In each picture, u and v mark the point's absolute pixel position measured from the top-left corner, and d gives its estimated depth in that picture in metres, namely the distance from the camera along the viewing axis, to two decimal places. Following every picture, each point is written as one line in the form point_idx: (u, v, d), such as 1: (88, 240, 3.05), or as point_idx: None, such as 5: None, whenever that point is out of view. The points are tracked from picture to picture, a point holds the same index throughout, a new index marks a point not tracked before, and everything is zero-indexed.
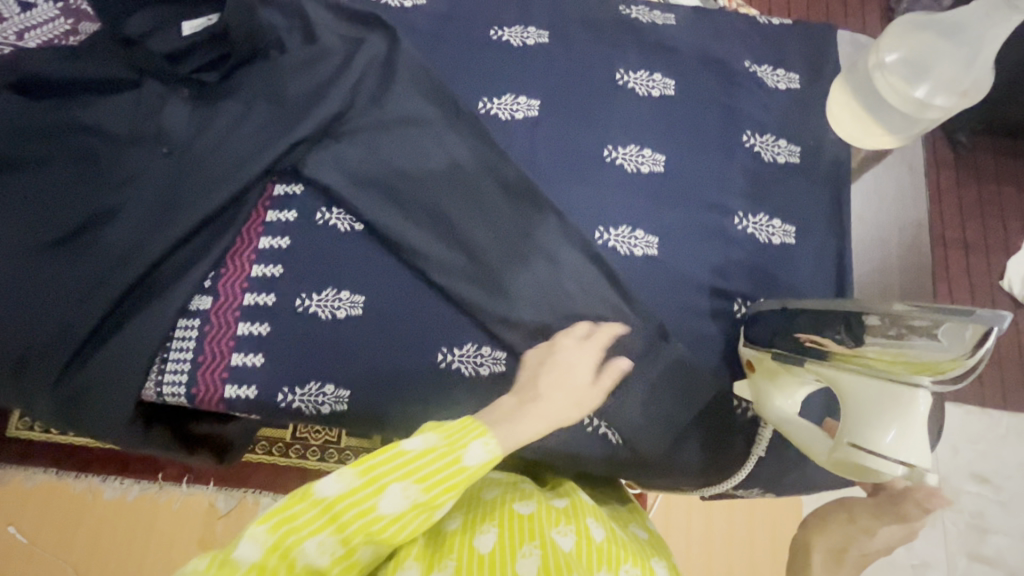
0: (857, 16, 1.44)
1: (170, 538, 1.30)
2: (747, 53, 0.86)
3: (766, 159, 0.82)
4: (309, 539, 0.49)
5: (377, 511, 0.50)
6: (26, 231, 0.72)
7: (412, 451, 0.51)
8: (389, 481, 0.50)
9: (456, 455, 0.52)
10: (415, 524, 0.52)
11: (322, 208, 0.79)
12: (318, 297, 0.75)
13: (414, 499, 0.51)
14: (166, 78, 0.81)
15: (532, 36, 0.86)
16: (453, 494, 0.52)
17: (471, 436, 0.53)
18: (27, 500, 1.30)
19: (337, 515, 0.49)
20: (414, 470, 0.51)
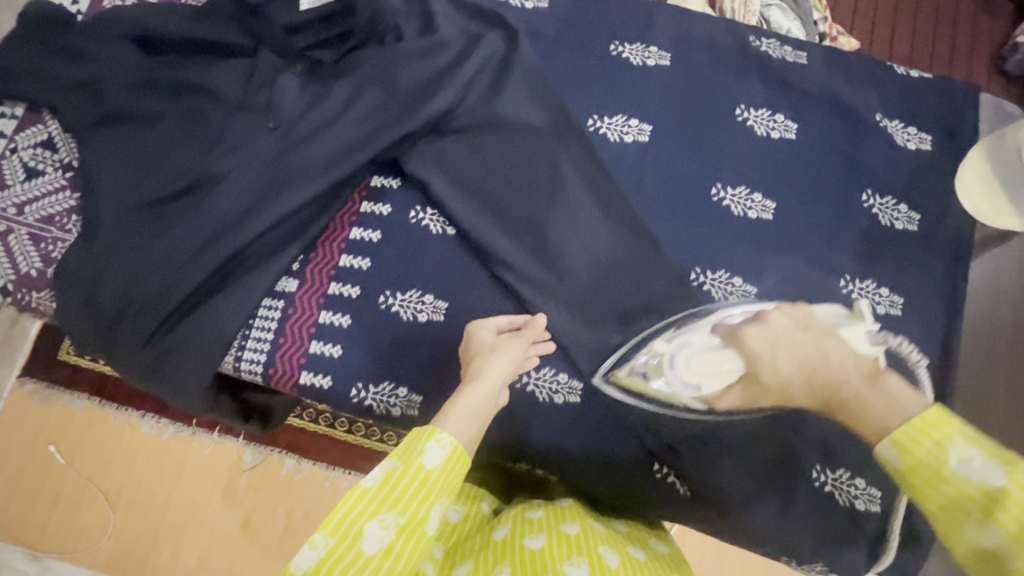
0: (964, 63, 1.40)
1: (195, 485, 1.29)
2: (880, 105, 0.81)
3: (883, 223, 0.77)
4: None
5: (364, 558, 0.49)
6: (130, 188, 0.73)
7: (369, 489, 0.51)
8: (365, 522, 0.50)
9: (417, 470, 0.52)
10: (408, 551, 0.51)
11: (417, 207, 0.80)
12: (402, 296, 0.76)
13: (396, 527, 0.50)
14: (282, 51, 0.79)
15: (653, 56, 0.82)
16: (430, 501, 0.52)
17: (424, 440, 0.53)
18: (69, 424, 1.31)
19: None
20: (383, 501, 0.51)
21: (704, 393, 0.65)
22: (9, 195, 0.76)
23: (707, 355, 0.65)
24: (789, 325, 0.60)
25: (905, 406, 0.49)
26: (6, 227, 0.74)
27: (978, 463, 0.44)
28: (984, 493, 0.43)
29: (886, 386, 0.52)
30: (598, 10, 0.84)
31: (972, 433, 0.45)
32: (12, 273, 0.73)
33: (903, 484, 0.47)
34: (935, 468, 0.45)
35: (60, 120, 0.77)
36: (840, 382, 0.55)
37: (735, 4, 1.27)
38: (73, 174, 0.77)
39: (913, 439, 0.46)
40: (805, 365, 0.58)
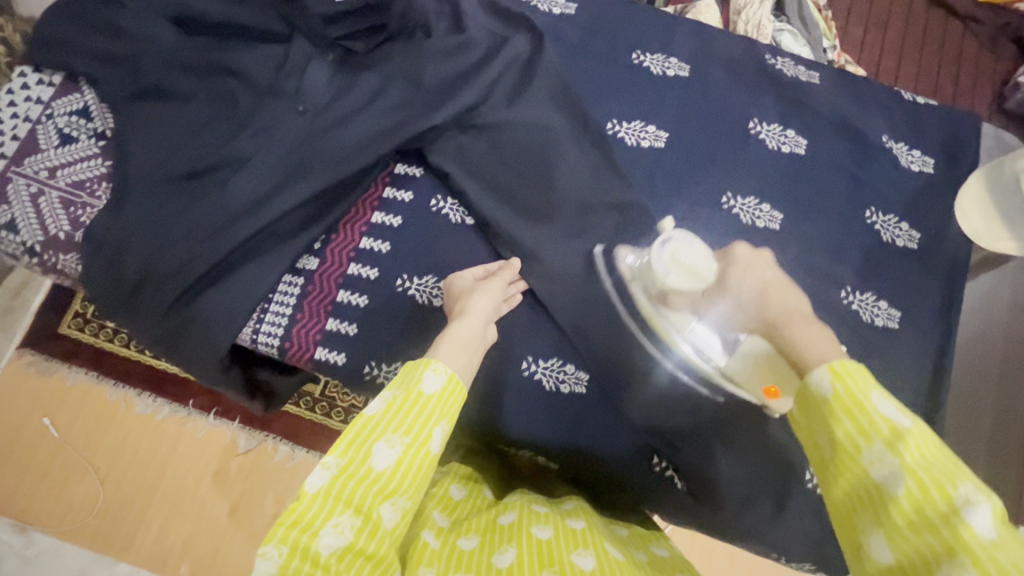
0: (966, 97, 1.44)
1: (188, 466, 1.30)
2: (886, 127, 0.84)
3: (884, 239, 0.80)
4: (326, 526, 0.49)
5: (374, 474, 0.52)
6: (162, 161, 0.76)
7: (373, 415, 0.54)
8: (373, 442, 0.53)
9: (416, 393, 0.55)
10: (414, 468, 0.53)
11: (438, 197, 0.82)
12: (419, 281, 0.78)
13: (402, 447, 0.53)
14: (315, 39, 0.82)
15: (672, 67, 0.86)
16: (432, 422, 0.55)
17: (421, 370, 0.56)
18: (66, 397, 1.32)
19: (340, 496, 0.50)
20: (388, 423, 0.53)
21: (669, 282, 0.68)
22: (43, 158, 0.77)
23: (695, 255, 0.67)
24: (772, 262, 0.63)
25: (832, 354, 0.50)
26: (38, 189, 0.76)
27: (892, 404, 0.45)
28: (891, 429, 0.44)
29: (819, 331, 0.54)
30: (622, 19, 0.88)
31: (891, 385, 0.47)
32: (40, 234, 0.75)
33: (818, 412, 0.48)
34: (856, 400, 0.46)
35: (97, 90, 0.79)
36: (788, 310, 0.57)
37: (748, 27, 1.33)
38: (105, 143, 0.79)
39: (846, 370, 0.47)
40: (764, 284, 0.60)
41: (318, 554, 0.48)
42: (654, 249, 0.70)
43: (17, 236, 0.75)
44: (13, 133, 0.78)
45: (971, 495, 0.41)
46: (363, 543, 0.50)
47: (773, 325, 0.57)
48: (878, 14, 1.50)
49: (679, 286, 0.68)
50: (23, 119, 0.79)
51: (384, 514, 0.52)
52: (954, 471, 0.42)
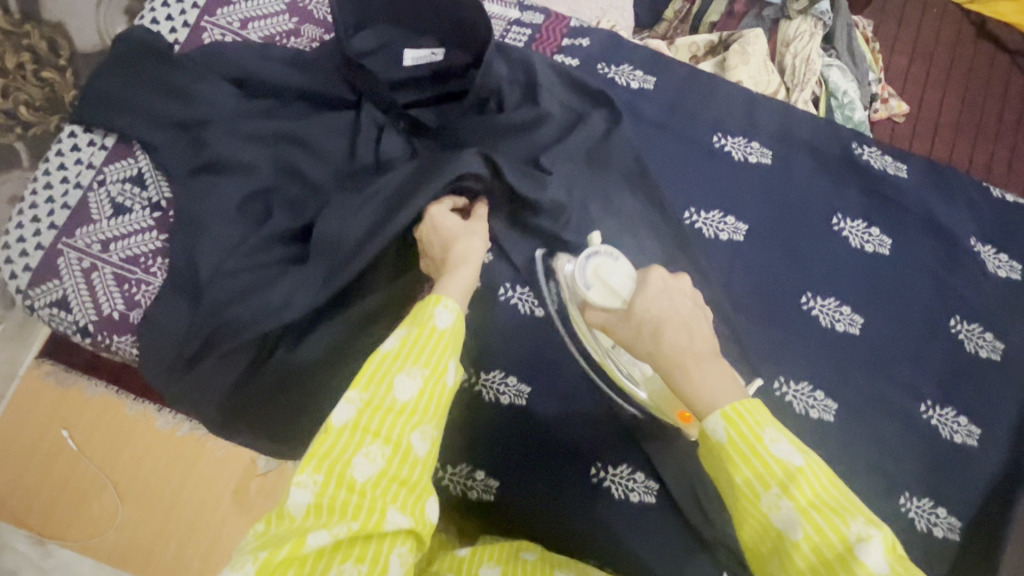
0: (1010, 138, 1.39)
1: (206, 484, 1.18)
2: (973, 228, 0.81)
3: (967, 350, 0.77)
4: (358, 455, 0.48)
5: (400, 404, 0.50)
6: (218, 239, 0.71)
7: (391, 350, 0.52)
8: (393, 374, 0.51)
9: (428, 326, 0.53)
10: (436, 399, 0.52)
11: (506, 283, 0.77)
12: (485, 376, 0.74)
13: (423, 377, 0.52)
14: (386, 107, 0.78)
15: (754, 153, 0.81)
16: (449, 354, 0.54)
17: (433, 305, 0.55)
18: (83, 408, 1.20)
19: (368, 427, 0.48)
20: (406, 356, 0.52)
21: (588, 295, 0.62)
22: (95, 231, 0.74)
23: (621, 271, 0.62)
24: (686, 293, 0.56)
25: (732, 392, 0.49)
26: (91, 264, 0.73)
27: (783, 445, 0.46)
28: (785, 471, 0.45)
29: (713, 374, 0.50)
30: (703, 97, 0.84)
31: (782, 423, 0.47)
32: (93, 313, 0.72)
33: (718, 456, 0.48)
34: (751, 443, 0.46)
35: (153, 158, 0.75)
36: (682, 350, 0.52)
37: (796, 61, 1.29)
38: (160, 215, 0.75)
39: (739, 415, 0.47)
40: (662, 317, 0.54)
41: (354, 480, 0.47)
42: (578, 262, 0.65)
43: (70, 315, 0.72)
44: (64, 202, 0.75)
45: (862, 531, 0.42)
46: (395, 470, 0.48)
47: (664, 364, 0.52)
48: (927, 48, 1.45)
49: (596, 301, 0.61)
50: (74, 186, 0.75)
51: (415, 442, 0.50)
52: (841, 507, 0.43)
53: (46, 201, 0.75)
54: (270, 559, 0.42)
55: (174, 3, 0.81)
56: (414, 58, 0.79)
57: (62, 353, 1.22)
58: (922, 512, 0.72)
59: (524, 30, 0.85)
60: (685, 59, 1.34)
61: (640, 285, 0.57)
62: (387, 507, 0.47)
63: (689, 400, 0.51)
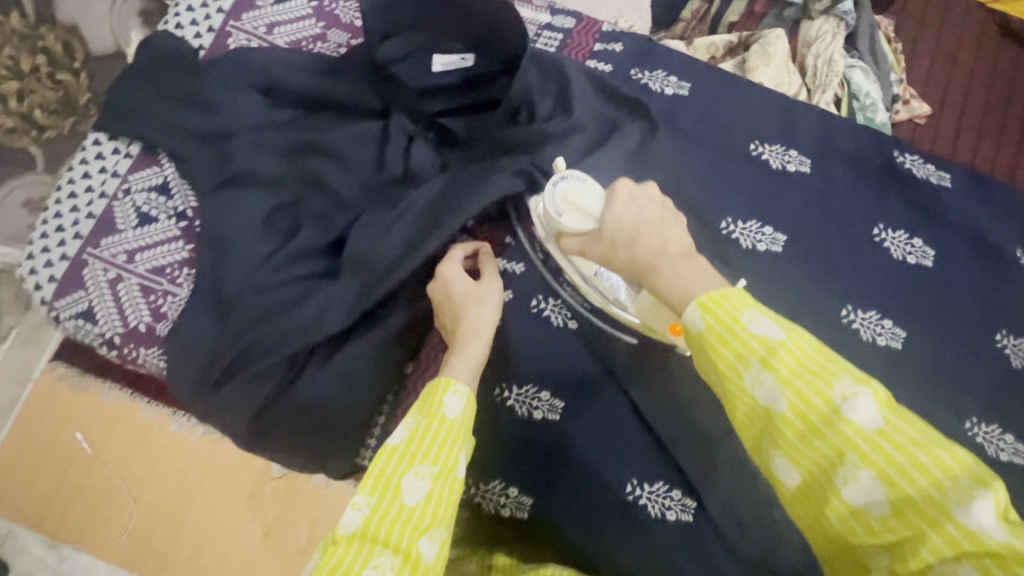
0: None
1: (221, 489, 1.16)
2: (1019, 240, 0.78)
3: (1014, 366, 0.74)
4: (366, 568, 0.44)
5: (408, 509, 0.47)
6: (247, 250, 0.70)
7: (397, 447, 0.50)
8: (401, 477, 0.48)
9: (434, 417, 0.52)
10: (446, 499, 0.49)
11: (539, 295, 0.75)
12: (518, 391, 0.72)
13: (432, 477, 0.49)
14: (417, 115, 0.78)
15: (793, 161, 0.79)
16: (459, 447, 0.52)
17: (441, 394, 0.54)
18: (99, 412, 1.18)
19: (376, 536, 0.45)
20: (412, 454, 0.50)
21: (561, 223, 0.64)
22: (121, 241, 0.72)
23: (587, 192, 0.64)
24: (653, 200, 0.58)
25: (709, 282, 0.47)
26: (117, 275, 0.72)
27: (763, 322, 0.42)
28: (764, 346, 0.42)
29: (686, 267, 0.49)
30: (740, 104, 0.81)
31: (759, 302, 0.44)
32: (119, 325, 0.70)
33: (697, 349, 0.45)
34: (728, 326, 0.43)
35: (181, 167, 0.74)
36: (657, 250, 0.52)
37: (817, 62, 1.26)
38: (187, 224, 0.73)
39: (714, 301, 0.44)
40: (634, 226, 0.56)
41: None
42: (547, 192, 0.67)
43: (96, 326, 0.71)
44: (89, 211, 0.73)
45: (848, 390, 0.39)
46: None
47: (640, 265, 0.53)
48: (952, 46, 1.41)
49: (570, 226, 0.64)
50: (99, 195, 0.74)
51: (424, 548, 0.46)
52: (825, 371, 0.41)
53: (71, 210, 0.74)
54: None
55: (199, 8, 0.80)
56: (441, 65, 0.77)
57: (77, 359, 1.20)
58: None
59: (555, 34, 0.83)
60: (703, 59, 1.32)
61: (608, 199, 0.59)
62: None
63: (671, 300, 0.48)
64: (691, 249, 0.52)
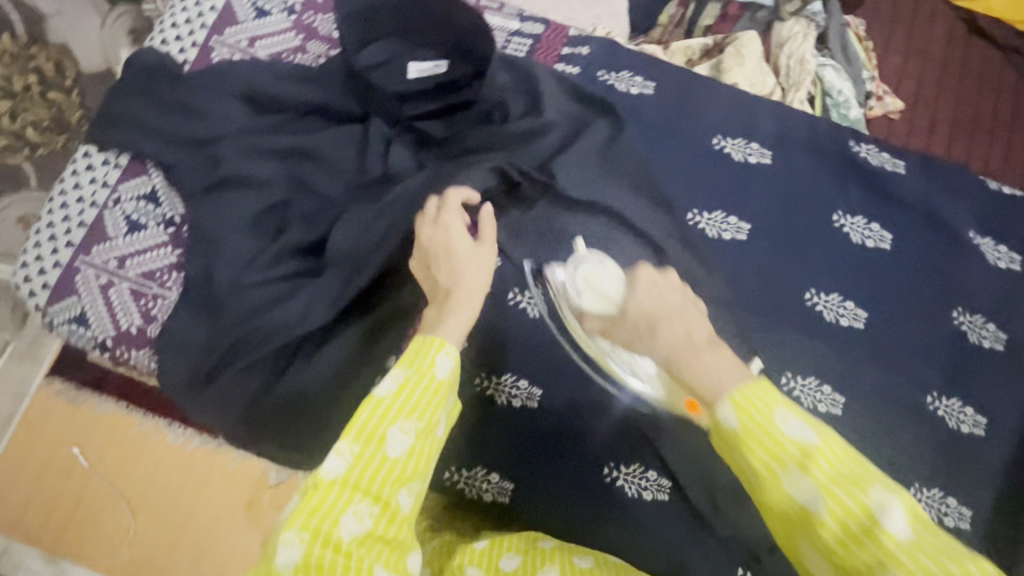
0: (1006, 132, 1.41)
1: (217, 497, 1.18)
2: (973, 222, 0.82)
3: (971, 341, 0.78)
4: (345, 513, 0.46)
5: (390, 461, 0.49)
6: (233, 253, 0.73)
7: (385, 397, 0.50)
8: (386, 429, 0.49)
9: (424, 375, 0.51)
10: (427, 455, 0.51)
11: (516, 288, 0.78)
12: (497, 380, 0.75)
13: (416, 432, 0.50)
14: (394, 120, 0.81)
15: (755, 153, 0.83)
16: (445, 405, 0.52)
17: (434, 350, 0.52)
18: (94, 426, 1.20)
19: (359, 484, 0.47)
20: (400, 407, 0.49)
21: (581, 305, 0.63)
22: (111, 248, 0.75)
23: (608, 275, 0.62)
24: (676, 288, 0.52)
25: (738, 377, 0.46)
26: (108, 281, 0.74)
27: (796, 424, 0.44)
28: (801, 450, 0.43)
29: (713, 361, 0.47)
30: (703, 101, 0.85)
31: (790, 399, 0.45)
32: (111, 329, 0.73)
33: (730, 446, 0.45)
34: (763, 427, 0.43)
35: (168, 176, 0.77)
36: (681, 345, 0.49)
37: (790, 62, 1.31)
38: (175, 230, 0.76)
39: (748, 401, 0.44)
40: (653, 314, 0.51)
41: (340, 541, 0.45)
42: (568, 275, 0.67)
43: (89, 330, 0.73)
44: (80, 220, 0.76)
45: (882, 499, 0.41)
46: (382, 530, 0.47)
47: (666, 360, 0.50)
48: (923, 43, 1.47)
49: (590, 308, 0.60)
50: (89, 205, 0.77)
51: (402, 500, 0.49)
52: (857, 476, 0.43)
53: (62, 220, 0.77)
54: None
55: (183, 24, 0.84)
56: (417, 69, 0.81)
57: (71, 372, 1.22)
58: (933, 502, 0.72)
59: (524, 40, 0.87)
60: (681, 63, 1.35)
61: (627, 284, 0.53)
62: (375, 567, 0.45)
63: (701, 394, 0.47)
64: (715, 338, 0.49)
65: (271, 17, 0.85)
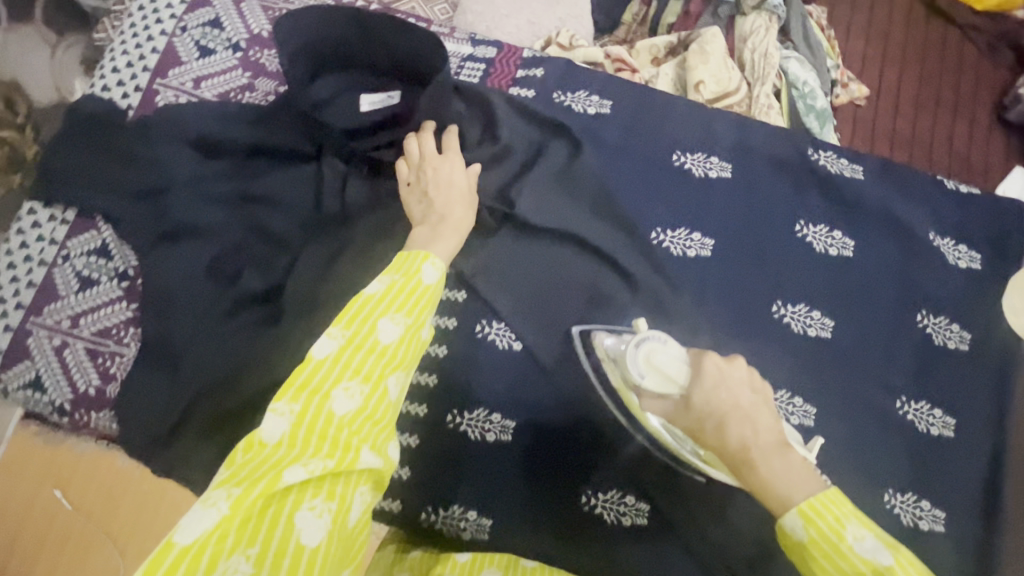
0: (969, 109, 1.41)
1: None
2: (933, 223, 0.83)
3: (937, 343, 0.79)
4: (337, 390, 0.52)
5: (380, 346, 0.55)
6: (189, 306, 0.71)
7: (375, 294, 0.58)
8: (377, 318, 0.56)
9: (411, 278, 0.60)
10: (412, 350, 0.58)
11: (483, 320, 0.77)
12: (469, 415, 0.74)
13: (405, 325, 0.57)
14: (347, 156, 0.78)
15: (715, 167, 0.83)
16: (429, 308, 0.60)
17: (420, 262, 0.62)
18: (76, 466, 1.13)
19: (349, 364, 0.53)
20: (391, 302, 0.58)
21: (643, 385, 0.64)
22: (64, 307, 0.73)
23: (672, 359, 0.63)
24: (743, 377, 0.59)
25: (799, 485, 0.51)
26: (62, 341, 0.72)
27: (869, 542, 0.48)
28: (872, 569, 0.47)
29: (782, 467, 0.52)
30: (660, 116, 0.85)
31: (862, 516, 0.50)
32: (69, 392, 0.71)
33: (801, 554, 0.50)
34: (833, 542, 0.48)
35: (117, 229, 0.75)
36: (750, 445, 0.54)
37: (754, 56, 1.31)
38: (128, 283, 0.74)
39: (817, 512, 0.49)
40: (722, 411, 0.57)
41: (331, 414, 0.51)
42: (629, 350, 0.67)
43: (45, 395, 0.71)
44: (30, 280, 0.74)
45: None
46: (371, 409, 0.53)
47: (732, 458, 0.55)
48: (881, 29, 1.48)
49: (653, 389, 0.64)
50: (38, 263, 0.75)
51: (390, 385, 0.55)
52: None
53: (11, 281, 0.74)
54: (241, 496, 0.45)
55: (125, 68, 0.82)
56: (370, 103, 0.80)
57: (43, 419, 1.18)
58: (906, 506, 0.73)
59: (478, 65, 0.87)
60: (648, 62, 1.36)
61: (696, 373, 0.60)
62: (362, 448, 0.51)
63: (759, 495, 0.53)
64: (783, 440, 0.55)
65: (215, 56, 0.83)
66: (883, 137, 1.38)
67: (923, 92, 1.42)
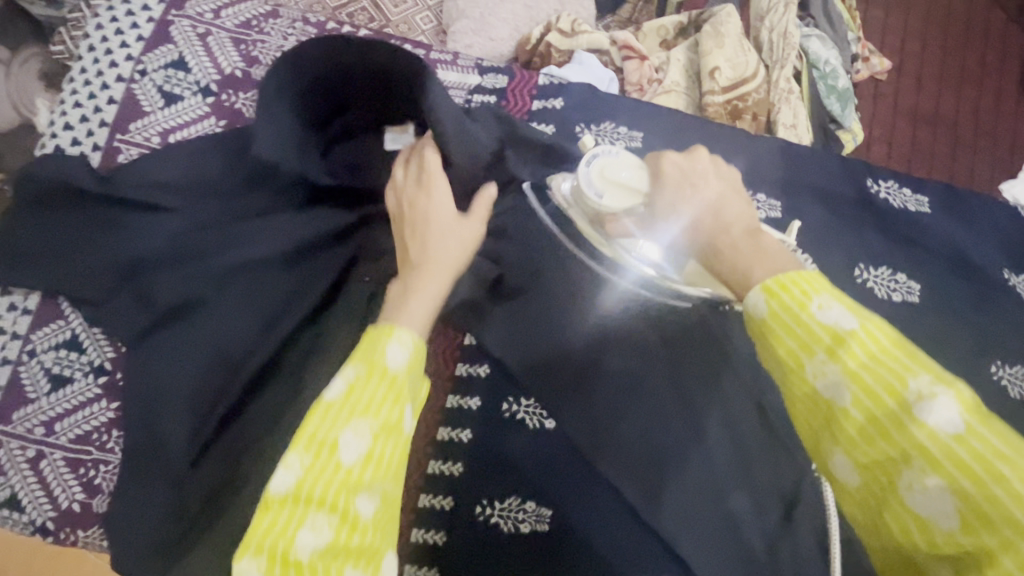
0: (995, 81, 1.29)
1: None
2: (1006, 260, 0.75)
3: (1014, 396, 0.70)
4: (301, 530, 0.40)
5: (345, 467, 0.42)
6: (167, 406, 0.61)
7: (335, 403, 0.44)
8: (338, 432, 0.43)
9: (374, 365, 0.45)
10: (390, 454, 0.44)
11: (510, 398, 0.69)
12: (500, 506, 0.66)
13: (374, 431, 0.43)
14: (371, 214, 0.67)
15: (762, 207, 0.73)
16: (405, 399, 0.45)
17: (384, 341, 0.46)
18: None
19: (310, 498, 0.41)
20: (353, 408, 0.43)
21: (604, 206, 0.57)
22: (35, 412, 0.65)
23: (628, 167, 0.56)
24: (706, 169, 0.52)
25: (774, 264, 0.45)
26: (37, 452, 0.64)
27: (835, 311, 0.40)
28: (832, 335, 0.39)
29: (749, 248, 0.47)
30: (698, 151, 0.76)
31: (832, 286, 0.42)
32: (51, 509, 0.63)
33: (759, 334, 0.43)
34: (794, 313, 0.41)
35: (87, 316, 0.66)
36: (719, 235, 0.48)
37: (772, 36, 1.11)
38: (106, 380, 0.65)
39: (781, 285, 0.42)
40: (690, 209, 0.50)
41: (296, 559, 0.39)
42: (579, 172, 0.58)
43: (25, 513, 0.64)
44: None
45: (924, 389, 0.36)
46: (344, 542, 0.40)
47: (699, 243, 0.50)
48: None
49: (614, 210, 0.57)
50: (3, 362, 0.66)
51: (363, 506, 0.42)
52: (902, 367, 0.38)
53: None
54: None
55: (79, 123, 0.71)
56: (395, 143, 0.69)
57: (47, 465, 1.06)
58: None
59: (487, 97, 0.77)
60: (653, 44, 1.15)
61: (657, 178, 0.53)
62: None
63: (728, 283, 0.47)
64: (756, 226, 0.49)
65: (182, 102, 0.72)
66: (905, 115, 1.25)
67: (949, 64, 1.30)
